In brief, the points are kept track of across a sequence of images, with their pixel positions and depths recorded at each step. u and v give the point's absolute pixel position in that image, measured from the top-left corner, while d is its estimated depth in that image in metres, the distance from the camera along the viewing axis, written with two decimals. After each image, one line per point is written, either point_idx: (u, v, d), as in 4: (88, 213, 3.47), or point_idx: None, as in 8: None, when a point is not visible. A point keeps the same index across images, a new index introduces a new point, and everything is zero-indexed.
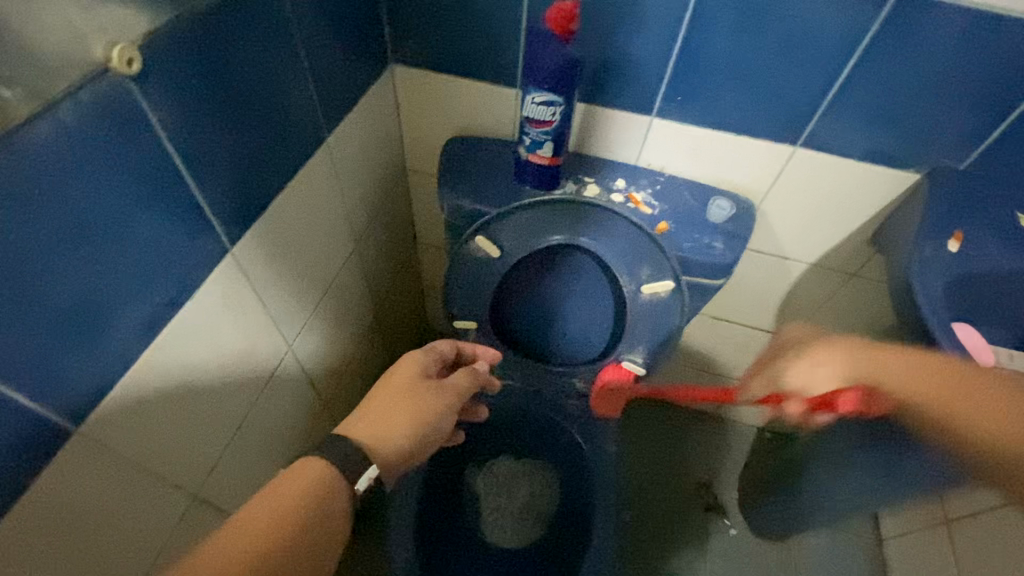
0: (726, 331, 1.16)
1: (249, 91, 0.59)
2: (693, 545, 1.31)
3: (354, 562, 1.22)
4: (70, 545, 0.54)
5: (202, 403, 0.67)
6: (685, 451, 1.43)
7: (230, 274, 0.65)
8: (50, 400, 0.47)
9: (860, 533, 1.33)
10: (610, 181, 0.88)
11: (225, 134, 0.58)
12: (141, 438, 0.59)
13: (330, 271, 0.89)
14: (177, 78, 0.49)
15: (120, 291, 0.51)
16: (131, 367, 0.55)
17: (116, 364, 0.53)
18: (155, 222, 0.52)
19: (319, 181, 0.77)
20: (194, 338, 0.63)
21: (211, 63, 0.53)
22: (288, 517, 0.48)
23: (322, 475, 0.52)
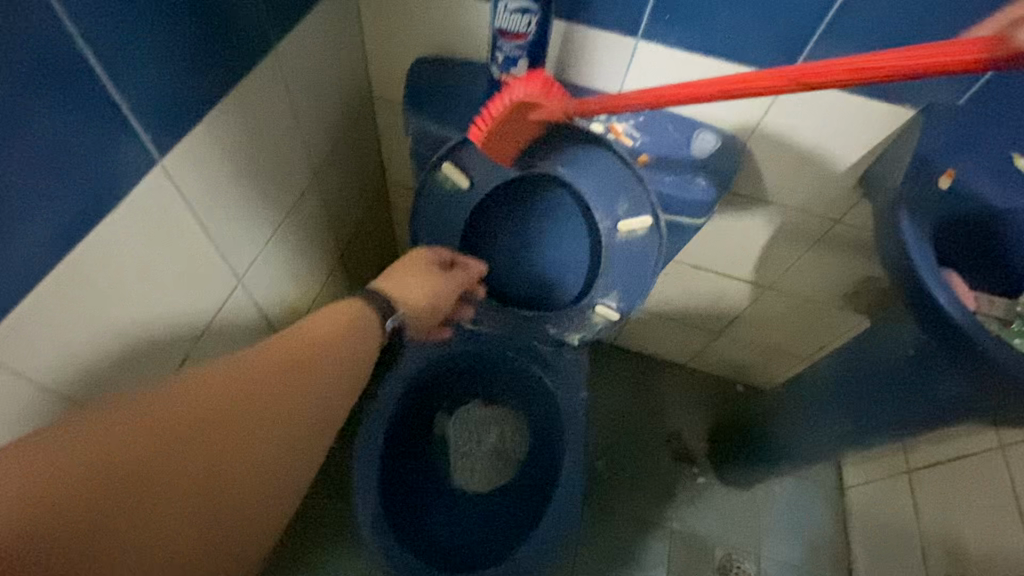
0: (704, 278, 1.14)
1: None
2: (661, 491, 1.33)
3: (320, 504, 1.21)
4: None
5: (137, 329, 0.63)
6: (659, 401, 1.43)
7: (164, 192, 0.58)
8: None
9: (824, 483, 1.35)
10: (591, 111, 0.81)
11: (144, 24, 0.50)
12: (57, 359, 0.55)
13: (285, 200, 0.82)
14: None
15: (20, 197, 0.44)
16: (42, 284, 0.49)
17: (22, 279, 0.47)
18: (56, 116, 0.45)
19: (266, 95, 0.69)
20: (126, 261, 0.57)
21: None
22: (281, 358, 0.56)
23: (354, 315, 0.65)
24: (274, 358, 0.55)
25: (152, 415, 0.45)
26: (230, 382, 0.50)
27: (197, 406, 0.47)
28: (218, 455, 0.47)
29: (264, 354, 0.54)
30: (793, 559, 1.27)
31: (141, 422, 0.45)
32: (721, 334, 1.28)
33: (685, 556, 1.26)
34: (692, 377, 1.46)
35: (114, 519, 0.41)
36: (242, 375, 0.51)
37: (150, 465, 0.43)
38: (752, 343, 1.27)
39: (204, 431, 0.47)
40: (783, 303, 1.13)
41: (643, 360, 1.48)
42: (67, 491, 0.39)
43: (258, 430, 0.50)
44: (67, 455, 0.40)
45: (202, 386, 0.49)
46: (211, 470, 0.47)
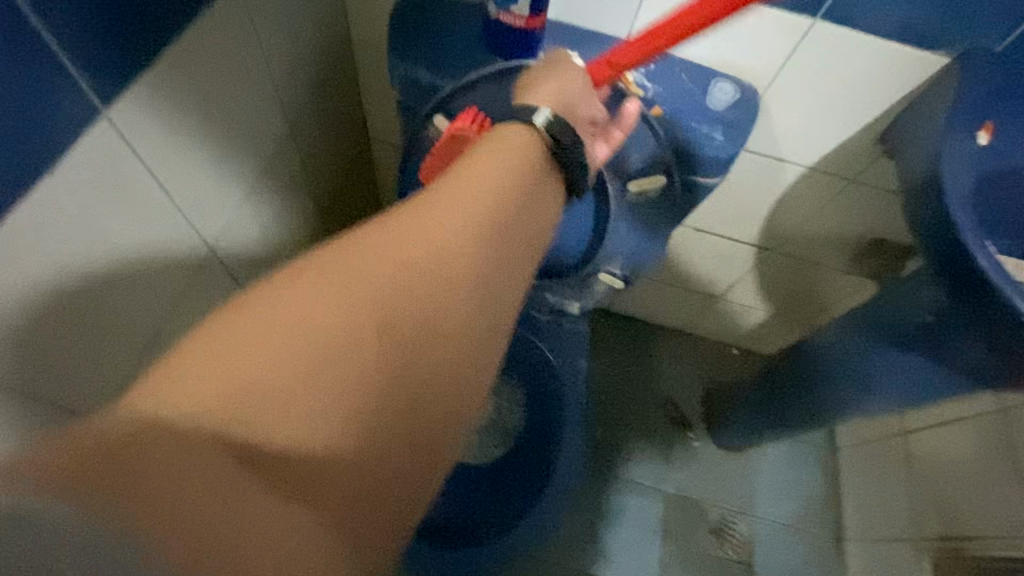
0: (706, 242, 1.09)
1: None
2: (656, 456, 1.32)
3: None
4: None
5: (99, 310, 0.55)
6: (654, 367, 1.41)
7: (110, 148, 0.50)
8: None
9: (816, 445, 1.36)
10: (596, 59, 0.73)
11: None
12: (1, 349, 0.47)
13: (257, 159, 0.74)
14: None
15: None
16: None
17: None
18: None
19: (229, 36, 0.60)
20: (70, 229, 0.49)
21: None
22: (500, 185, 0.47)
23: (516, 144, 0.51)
24: (411, 244, 0.41)
25: (291, 341, 0.34)
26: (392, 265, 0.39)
27: (341, 324, 0.35)
28: (379, 379, 0.36)
29: (415, 238, 0.41)
30: (784, 519, 1.29)
31: (285, 350, 0.33)
32: (719, 298, 1.25)
33: (680, 519, 1.27)
34: (687, 341, 1.43)
35: (295, 478, 0.31)
36: (383, 267, 0.39)
37: (315, 404, 0.33)
38: (750, 306, 1.24)
39: (367, 341, 0.36)
40: (787, 267, 1.09)
41: (638, 324, 1.44)
42: (219, 470, 0.29)
43: (426, 342, 0.39)
44: (197, 403, 0.30)
45: (336, 289, 0.37)
46: (390, 404, 0.36)
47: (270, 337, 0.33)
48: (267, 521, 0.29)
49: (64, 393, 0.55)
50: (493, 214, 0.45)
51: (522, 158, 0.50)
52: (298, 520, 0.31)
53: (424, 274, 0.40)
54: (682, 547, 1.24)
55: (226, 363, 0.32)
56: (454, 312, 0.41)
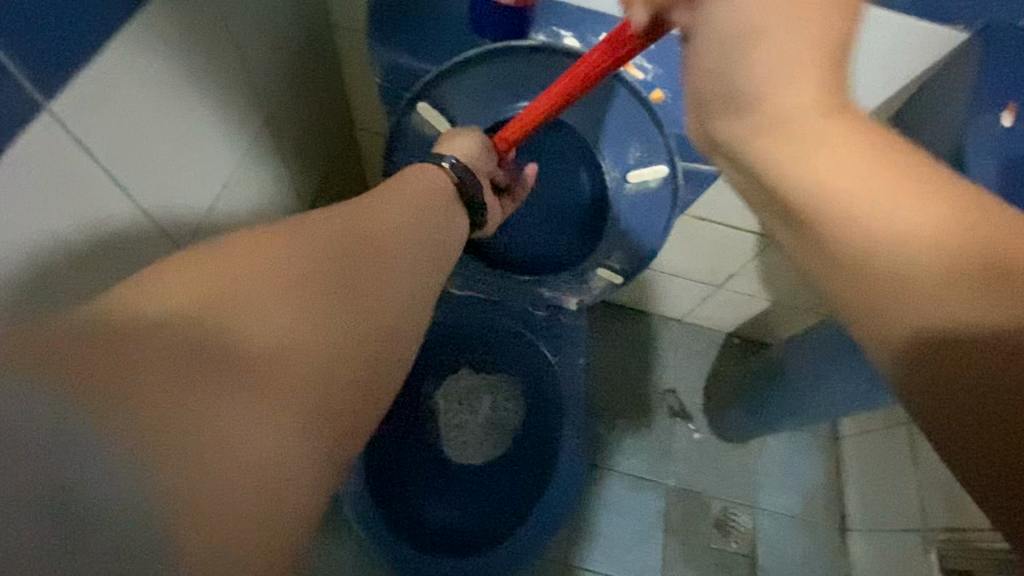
0: (707, 230, 1.05)
1: None
2: (657, 449, 1.30)
3: None
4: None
5: (64, 323, 0.51)
6: (654, 358, 1.37)
7: (62, 149, 0.46)
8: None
9: (818, 435, 1.34)
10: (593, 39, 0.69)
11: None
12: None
13: (231, 153, 0.69)
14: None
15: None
16: None
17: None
18: None
19: (192, 17, 0.55)
20: (15, 241, 0.44)
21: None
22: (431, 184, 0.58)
23: (422, 184, 0.57)
24: (289, 250, 0.42)
25: (184, 337, 0.34)
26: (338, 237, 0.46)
27: (232, 313, 0.37)
28: (288, 351, 0.38)
29: (361, 220, 0.48)
30: (788, 509, 1.27)
31: (182, 347, 0.34)
32: (720, 287, 1.22)
33: (682, 512, 1.25)
34: (687, 331, 1.40)
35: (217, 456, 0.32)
36: (262, 262, 0.40)
37: (225, 387, 0.34)
38: (753, 294, 1.20)
39: (268, 320, 0.38)
40: (791, 255, 1.05)
41: (638, 314, 1.41)
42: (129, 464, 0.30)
43: (331, 308, 0.42)
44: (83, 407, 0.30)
45: (223, 284, 0.38)
46: (305, 369, 0.38)
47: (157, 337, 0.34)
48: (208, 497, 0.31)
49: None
50: (398, 228, 0.51)
51: (431, 194, 0.56)
52: (235, 488, 0.32)
53: (318, 265, 0.43)
54: (685, 541, 1.23)
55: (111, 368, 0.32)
56: (380, 268, 0.47)
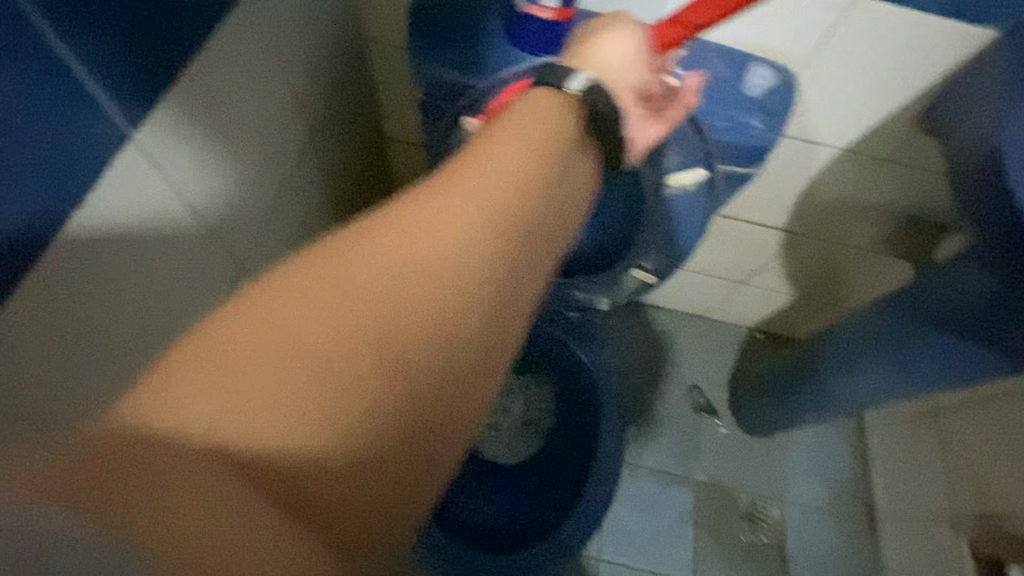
0: (733, 228, 1.07)
1: None
2: (685, 443, 1.31)
3: None
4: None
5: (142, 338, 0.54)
6: (679, 355, 1.39)
7: (138, 171, 0.48)
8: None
9: (844, 428, 1.35)
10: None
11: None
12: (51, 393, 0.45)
13: (277, 171, 0.72)
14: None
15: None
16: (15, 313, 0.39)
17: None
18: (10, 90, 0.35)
19: (249, 44, 0.58)
20: (108, 270, 0.47)
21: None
22: (551, 134, 0.42)
23: (548, 111, 0.44)
24: (419, 232, 0.34)
25: (299, 319, 0.30)
26: (447, 237, 0.35)
27: (357, 311, 0.31)
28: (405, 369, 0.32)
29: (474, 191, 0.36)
30: (814, 500, 1.29)
31: (305, 332, 0.30)
32: (744, 283, 1.23)
33: (711, 506, 1.27)
34: (709, 327, 1.42)
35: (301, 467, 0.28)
36: (408, 231, 0.34)
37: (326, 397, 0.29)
38: (776, 290, 1.22)
39: (356, 377, 0.30)
40: (816, 250, 1.07)
41: (659, 312, 1.42)
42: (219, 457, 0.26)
43: (452, 331, 0.34)
44: (214, 375, 0.28)
45: (380, 258, 0.33)
46: (404, 407, 0.31)
47: (288, 320, 0.30)
48: (255, 534, 0.26)
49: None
50: (533, 178, 0.39)
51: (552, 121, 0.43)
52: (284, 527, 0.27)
53: (465, 231, 0.35)
54: (715, 534, 1.24)
55: (238, 344, 0.29)
56: (465, 302, 0.34)
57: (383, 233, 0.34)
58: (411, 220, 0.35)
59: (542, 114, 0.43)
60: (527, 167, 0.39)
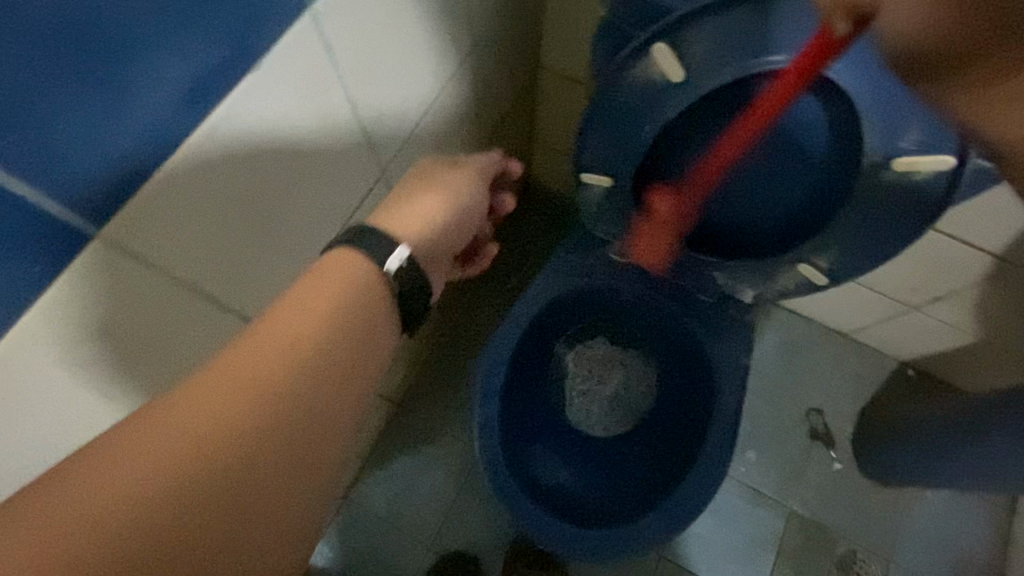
0: (930, 245, 0.88)
1: None
2: (787, 466, 1.18)
3: (416, 419, 1.14)
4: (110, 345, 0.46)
5: (289, 251, 0.57)
6: (807, 369, 1.23)
7: (311, 50, 0.45)
8: (42, 188, 0.33)
9: (990, 504, 1.13)
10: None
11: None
12: (200, 255, 0.47)
13: (436, 79, 0.67)
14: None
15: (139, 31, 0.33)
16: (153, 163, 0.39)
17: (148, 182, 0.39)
18: None
19: None
20: (254, 144, 0.45)
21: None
22: (353, 282, 0.47)
23: (349, 273, 0.47)
24: (259, 358, 0.40)
25: (153, 437, 0.36)
26: (277, 378, 0.40)
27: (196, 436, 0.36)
28: (300, 396, 0.41)
29: (301, 325, 0.42)
30: (928, 574, 1.11)
31: (235, 410, 0.38)
32: (916, 309, 1.04)
33: (799, 540, 1.14)
34: (852, 350, 1.23)
35: (240, 496, 0.37)
36: (310, 329, 0.42)
37: (212, 513, 0.36)
38: (958, 325, 1.03)
39: (215, 493, 0.36)
40: None
41: (798, 320, 1.25)
42: (200, 479, 0.36)
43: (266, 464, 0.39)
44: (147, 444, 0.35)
45: (223, 388, 0.38)
46: (215, 519, 0.36)
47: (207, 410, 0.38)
48: None
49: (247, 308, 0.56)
50: (339, 332, 0.44)
51: (351, 278, 0.47)
52: (232, 539, 0.37)
53: (310, 364, 0.42)
54: (795, 569, 1.12)
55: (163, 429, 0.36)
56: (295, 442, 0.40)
57: (227, 363, 0.40)
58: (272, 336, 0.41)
59: (340, 274, 0.47)
60: (329, 319, 0.44)
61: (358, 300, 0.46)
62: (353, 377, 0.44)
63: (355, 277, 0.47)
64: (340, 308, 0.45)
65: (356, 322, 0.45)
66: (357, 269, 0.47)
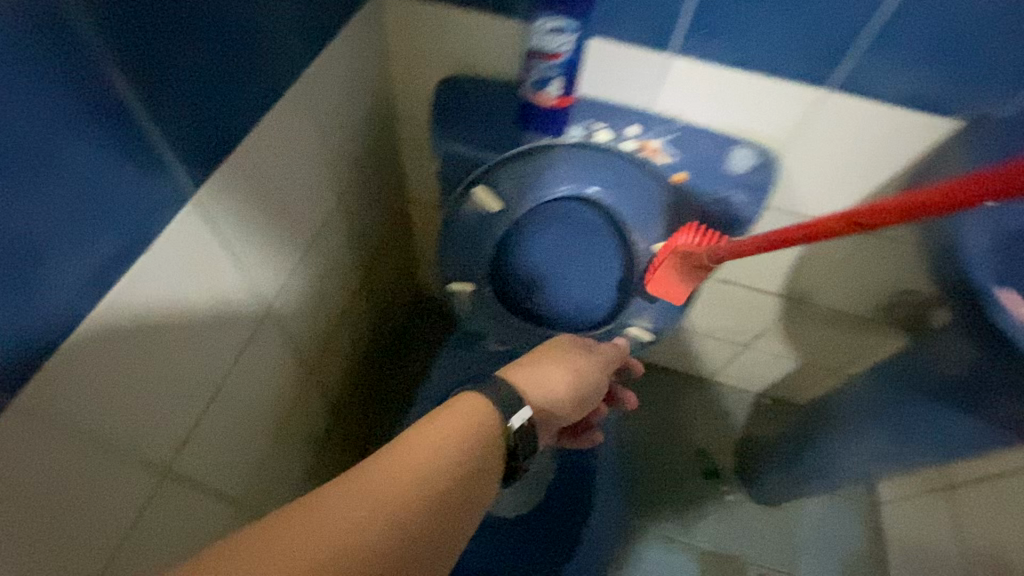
0: (733, 296, 1.13)
1: (193, 13, 0.49)
2: (691, 508, 1.30)
3: None
4: (22, 519, 0.46)
5: (186, 391, 0.63)
6: (685, 415, 1.41)
7: (195, 226, 0.57)
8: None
9: (855, 500, 1.32)
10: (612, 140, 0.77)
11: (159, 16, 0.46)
12: (110, 410, 0.53)
13: (310, 227, 0.80)
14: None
15: (64, 231, 0.43)
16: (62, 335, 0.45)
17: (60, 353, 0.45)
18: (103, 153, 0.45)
19: (293, 122, 0.68)
20: (150, 304, 0.54)
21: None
22: (477, 428, 0.46)
23: (475, 421, 0.47)
24: (395, 476, 0.40)
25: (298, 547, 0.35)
26: (405, 512, 0.39)
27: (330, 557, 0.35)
28: (416, 533, 0.39)
29: (431, 457, 0.42)
30: None
31: (367, 528, 0.37)
32: (748, 347, 1.27)
33: None
34: (716, 391, 1.44)
35: None
36: (437, 467, 0.42)
37: None
38: (780, 354, 1.26)
39: None
40: (813, 322, 1.12)
41: (668, 375, 1.45)
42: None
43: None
44: (299, 550, 0.35)
45: (361, 501, 0.38)
46: None
47: (358, 504, 0.38)
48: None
49: (152, 457, 0.60)
50: (457, 477, 0.42)
51: (481, 430, 0.46)
52: None
53: (435, 501, 0.40)
54: None
55: (330, 521, 0.36)
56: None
57: (371, 477, 0.39)
58: (405, 460, 0.41)
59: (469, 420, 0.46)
60: (451, 464, 0.43)
61: (476, 446, 0.45)
62: (463, 519, 0.42)
63: (476, 424, 0.47)
64: (461, 446, 0.44)
65: (475, 468, 0.44)
66: (477, 419, 0.47)
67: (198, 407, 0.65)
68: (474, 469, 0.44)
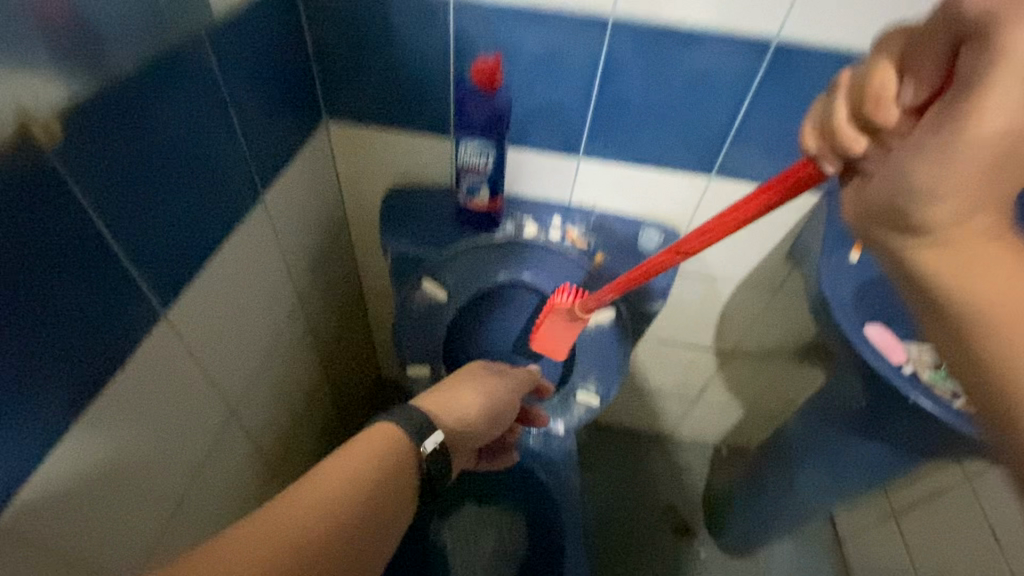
0: (672, 354, 1.23)
1: (168, 162, 0.58)
2: (666, 567, 1.31)
3: None
4: None
5: (150, 501, 0.65)
6: (649, 473, 1.46)
7: (165, 343, 0.62)
8: None
9: (821, 539, 1.37)
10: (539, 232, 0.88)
11: (138, 172, 0.54)
12: (78, 529, 0.55)
13: (272, 329, 0.87)
14: (82, 121, 0.47)
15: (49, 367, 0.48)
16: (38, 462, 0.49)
17: (36, 479, 0.49)
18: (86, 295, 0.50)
19: (254, 239, 0.77)
20: (121, 423, 0.58)
21: (122, 108, 0.50)
22: (384, 454, 0.52)
23: (381, 446, 0.52)
24: (312, 504, 0.45)
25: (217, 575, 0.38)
26: (323, 530, 0.44)
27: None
28: (335, 549, 0.44)
29: (343, 483, 0.47)
30: None
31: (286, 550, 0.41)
32: (696, 400, 1.36)
33: None
34: (676, 446, 1.50)
35: None
36: (350, 489, 0.47)
37: None
38: (726, 403, 1.35)
39: None
40: (746, 369, 1.23)
41: (629, 435, 1.52)
42: None
43: None
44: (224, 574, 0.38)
45: (279, 529, 0.42)
46: None
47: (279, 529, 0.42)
48: None
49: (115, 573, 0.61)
50: (373, 495, 0.49)
51: (387, 454, 0.52)
52: None
53: (351, 520, 0.46)
54: None
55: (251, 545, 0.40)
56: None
57: (280, 509, 0.44)
58: (317, 488, 0.46)
59: (382, 439, 0.53)
60: (362, 486, 0.48)
61: (388, 469, 0.51)
62: (376, 533, 0.48)
63: (381, 450, 0.52)
64: (374, 473, 0.50)
65: (385, 488, 0.50)
66: (385, 445, 0.53)
67: (160, 516, 0.67)
68: (385, 486, 0.50)
